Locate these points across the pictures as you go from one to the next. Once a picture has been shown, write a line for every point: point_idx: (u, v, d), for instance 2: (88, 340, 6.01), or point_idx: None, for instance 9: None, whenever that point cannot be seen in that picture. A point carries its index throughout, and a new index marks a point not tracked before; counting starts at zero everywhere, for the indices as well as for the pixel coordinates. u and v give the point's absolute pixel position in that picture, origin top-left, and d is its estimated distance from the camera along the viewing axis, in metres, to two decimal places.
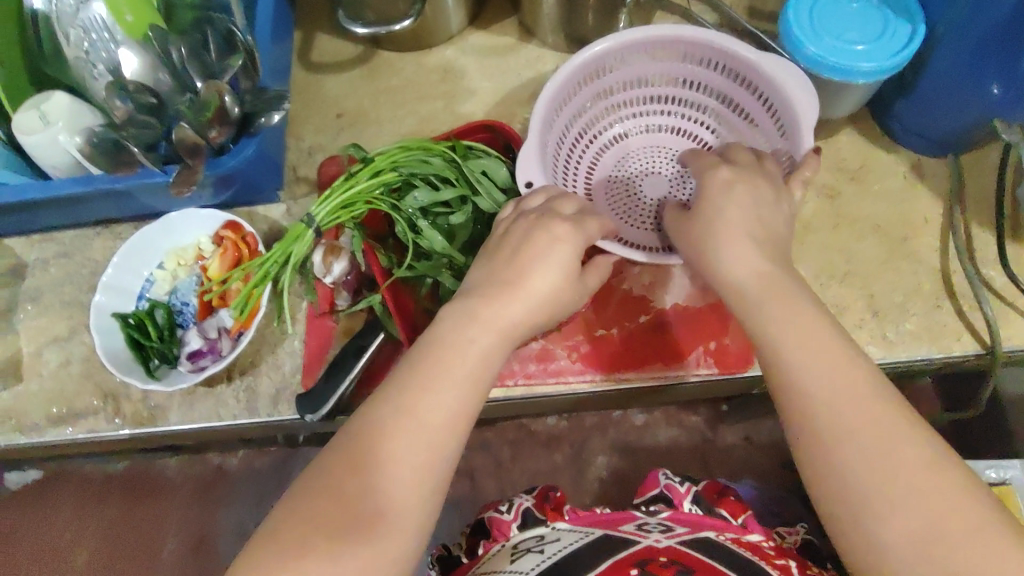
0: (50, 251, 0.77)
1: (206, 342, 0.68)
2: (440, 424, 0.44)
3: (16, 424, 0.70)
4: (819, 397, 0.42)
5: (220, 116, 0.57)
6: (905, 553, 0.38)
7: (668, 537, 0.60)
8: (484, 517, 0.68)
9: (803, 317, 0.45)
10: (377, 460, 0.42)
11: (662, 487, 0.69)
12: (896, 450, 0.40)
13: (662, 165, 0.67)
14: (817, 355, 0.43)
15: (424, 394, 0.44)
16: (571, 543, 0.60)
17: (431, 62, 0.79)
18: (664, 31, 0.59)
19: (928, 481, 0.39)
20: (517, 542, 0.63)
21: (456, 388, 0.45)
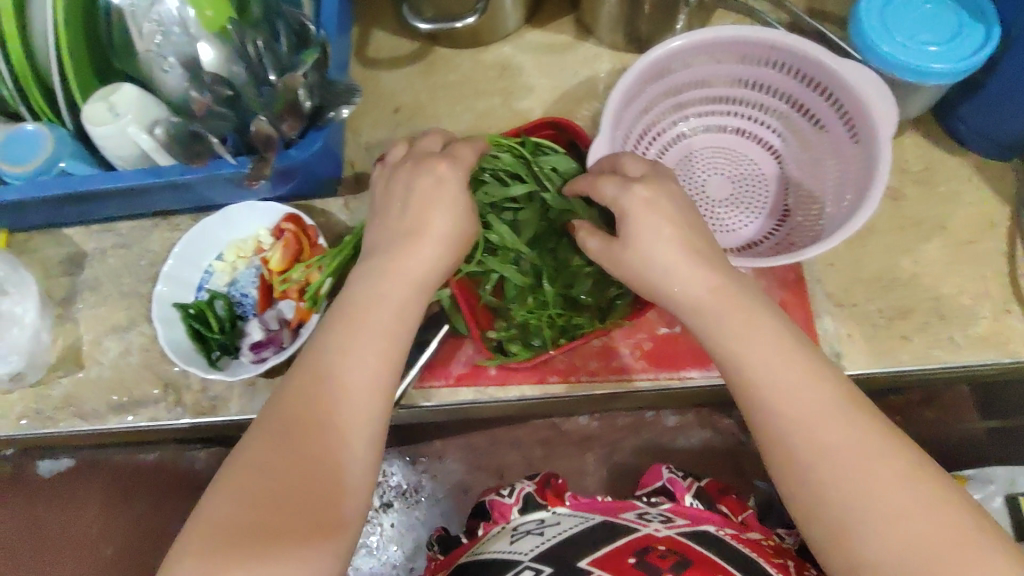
0: (108, 242, 0.78)
1: (267, 334, 0.70)
2: (369, 389, 0.49)
3: (75, 411, 0.71)
4: (794, 418, 0.46)
5: (292, 109, 0.59)
6: (891, 561, 0.42)
7: (667, 527, 0.65)
8: (487, 501, 0.75)
9: (767, 340, 0.48)
10: (315, 431, 0.48)
11: (665, 481, 0.77)
12: (867, 466, 0.44)
13: (723, 164, 0.70)
14: (787, 376, 0.47)
15: (349, 367, 0.49)
16: (570, 526, 0.66)
17: (489, 58, 0.80)
18: (740, 32, 0.60)
19: (904, 494, 0.43)
20: (518, 524, 0.70)
21: (374, 357, 0.50)
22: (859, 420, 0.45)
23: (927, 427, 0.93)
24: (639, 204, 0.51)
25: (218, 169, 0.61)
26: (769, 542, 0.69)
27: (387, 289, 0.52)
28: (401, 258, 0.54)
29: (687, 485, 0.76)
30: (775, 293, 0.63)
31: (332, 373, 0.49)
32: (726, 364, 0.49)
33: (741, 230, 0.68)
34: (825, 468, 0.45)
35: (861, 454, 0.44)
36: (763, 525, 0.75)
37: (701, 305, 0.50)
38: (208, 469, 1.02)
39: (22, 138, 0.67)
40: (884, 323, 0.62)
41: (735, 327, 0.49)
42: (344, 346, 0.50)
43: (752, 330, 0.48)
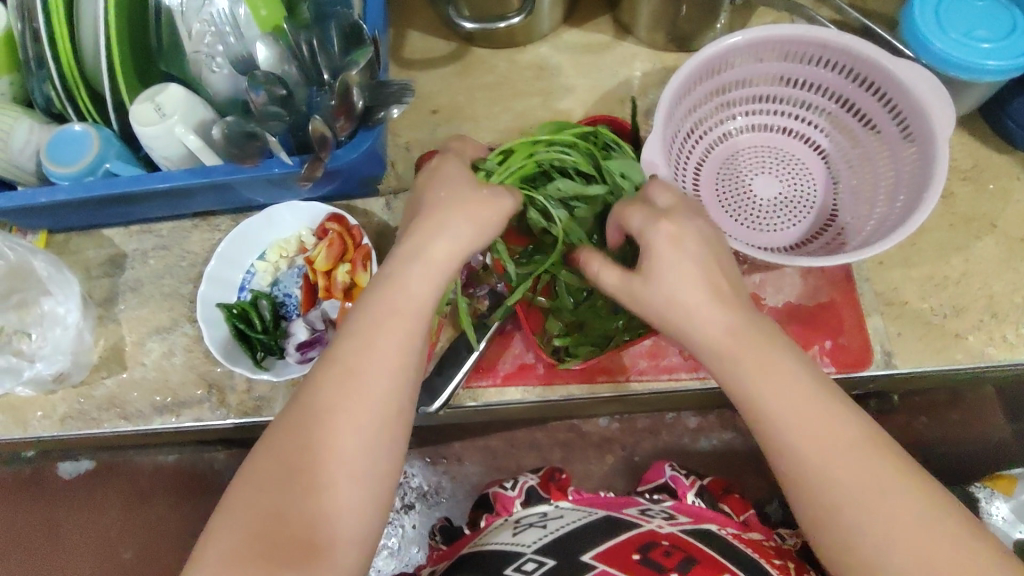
0: (148, 243, 0.78)
1: (313, 333, 0.69)
2: (377, 399, 0.46)
3: (120, 411, 0.71)
4: (817, 454, 0.44)
5: (346, 110, 0.59)
6: None
7: (671, 523, 0.65)
8: (492, 493, 0.77)
9: (785, 372, 0.45)
10: (313, 446, 0.45)
11: (668, 478, 0.80)
12: (891, 505, 0.42)
13: (770, 162, 0.71)
14: (807, 409, 0.44)
15: (353, 377, 0.46)
16: (574, 519, 0.66)
17: (526, 59, 0.80)
18: (794, 30, 0.62)
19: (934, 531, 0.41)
20: (521, 517, 0.70)
21: (380, 365, 0.47)
22: (883, 458, 0.43)
23: (952, 428, 0.92)
24: (662, 238, 0.48)
25: (269, 169, 0.62)
26: (769, 542, 0.69)
27: (386, 303, 0.48)
28: (414, 256, 0.50)
29: (690, 483, 0.78)
30: (824, 292, 0.66)
31: (327, 390, 0.46)
32: (743, 393, 0.46)
33: (788, 229, 0.69)
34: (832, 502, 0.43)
35: (887, 491, 0.42)
36: (764, 526, 0.76)
37: (717, 337, 0.47)
38: (228, 470, 1.03)
39: (69, 139, 0.67)
40: (937, 321, 0.65)
41: (753, 358, 0.46)
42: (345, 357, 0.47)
43: (772, 361, 0.46)
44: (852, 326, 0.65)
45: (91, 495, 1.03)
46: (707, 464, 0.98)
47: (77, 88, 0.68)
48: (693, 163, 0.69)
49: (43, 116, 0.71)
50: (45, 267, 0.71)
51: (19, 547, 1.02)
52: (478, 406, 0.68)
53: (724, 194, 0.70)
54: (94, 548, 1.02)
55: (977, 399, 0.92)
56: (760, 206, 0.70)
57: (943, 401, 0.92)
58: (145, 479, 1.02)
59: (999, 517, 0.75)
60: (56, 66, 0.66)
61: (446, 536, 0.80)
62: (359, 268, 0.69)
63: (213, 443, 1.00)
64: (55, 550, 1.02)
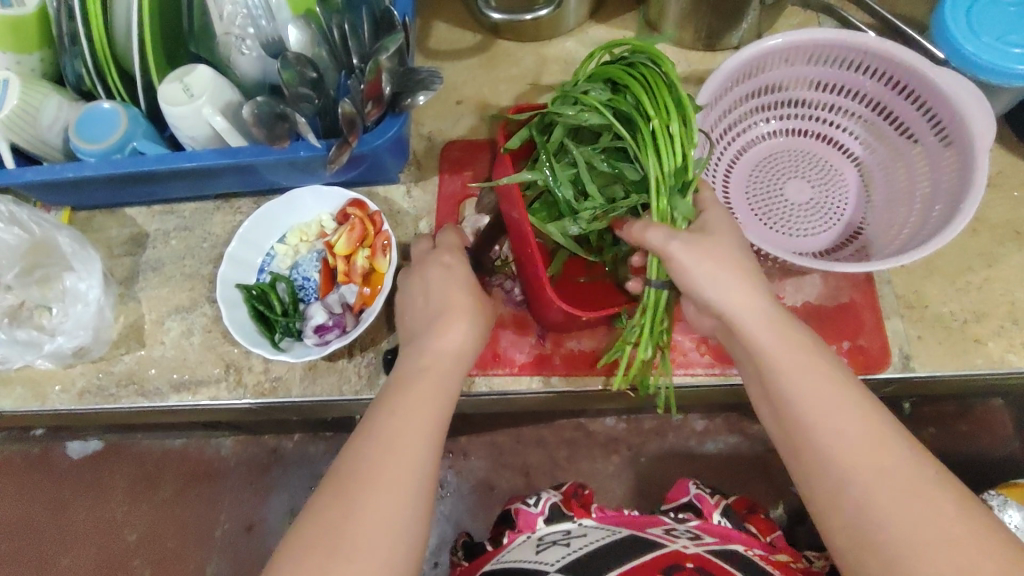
0: (170, 224, 0.78)
1: (330, 317, 0.69)
2: (415, 433, 0.49)
3: (138, 388, 0.71)
4: (827, 431, 0.46)
5: (376, 95, 0.60)
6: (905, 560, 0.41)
7: (696, 544, 0.65)
8: (512, 509, 0.74)
9: (806, 360, 0.48)
10: (363, 470, 0.47)
11: (692, 496, 0.77)
12: (902, 492, 0.43)
13: (805, 168, 0.72)
14: (825, 397, 0.47)
15: (396, 423, 0.50)
16: (597, 539, 0.66)
17: (552, 53, 0.80)
18: (836, 34, 0.63)
19: (919, 508, 0.42)
20: (544, 535, 0.70)
21: (420, 410, 0.50)
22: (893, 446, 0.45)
23: (958, 440, 0.92)
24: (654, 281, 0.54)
25: (295, 151, 0.62)
26: (797, 564, 0.70)
27: (422, 361, 0.54)
28: (439, 317, 0.56)
29: (715, 502, 0.76)
30: (845, 293, 0.66)
31: (377, 433, 0.49)
32: (775, 377, 0.48)
33: (818, 234, 0.70)
34: (839, 481, 0.45)
35: (896, 482, 0.43)
36: (790, 547, 0.75)
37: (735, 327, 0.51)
38: (234, 456, 1.04)
39: (98, 118, 0.68)
40: (958, 326, 0.65)
41: (782, 347, 0.49)
42: (394, 407, 0.51)
43: (796, 351, 0.49)
44: (872, 328, 0.65)
45: (96, 477, 1.03)
46: (710, 468, 0.98)
47: (108, 67, 0.69)
48: (725, 164, 0.71)
49: (73, 93, 0.72)
50: (69, 242, 0.72)
51: (26, 525, 1.03)
52: (492, 394, 0.69)
53: (754, 195, 0.71)
54: (98, 529, 1.02)
55: (986, 412, 0.92)
56: (792, 210, 0.71)
57: (951, 412, 0.93)
58: (152, 463, 1.03)
59: (1012, 524, 0.74)
60: (91, 52, 0.68)
61: (466, 550, 0.80)
62: (378, 254, 0.70)
63: (222, 430, 1.02)
64: (62, 530, 1.03)
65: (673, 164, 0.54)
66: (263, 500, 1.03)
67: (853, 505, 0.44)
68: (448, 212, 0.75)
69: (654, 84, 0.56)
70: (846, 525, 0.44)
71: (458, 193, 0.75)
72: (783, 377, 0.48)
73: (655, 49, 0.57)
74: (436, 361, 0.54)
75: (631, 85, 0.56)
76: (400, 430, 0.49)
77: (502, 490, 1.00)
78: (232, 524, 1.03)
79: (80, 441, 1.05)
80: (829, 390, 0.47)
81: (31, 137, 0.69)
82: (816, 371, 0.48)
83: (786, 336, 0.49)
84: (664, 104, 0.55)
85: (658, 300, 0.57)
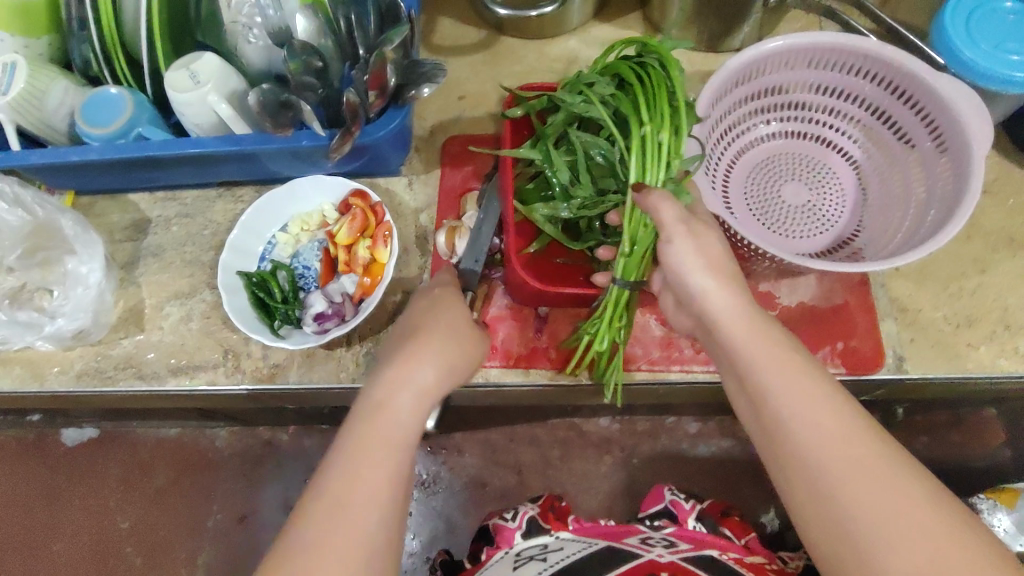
0: (172, 211, 0.79)
1: (330, 306, 0.69)
2: (394, 464, 0.47)
3: (136, 371, 0.72)
4: (798, 424, 0.46)
5: (380, 86, 0.60)
6: (879, 547, 0.41)
7: (670, 552, 0.66)
8: (490, 526, 0.76)
9: (778, 355, 0.49)
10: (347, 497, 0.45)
11: (668, 503, 0.80)
12: (873, 482, 0.43)
13: (802, 170, 0.73)
14: (796, 389, 0.47)
15: (374, 450, 0.47)
16: (574, 552, 0.67)
17: (556, 51, 0.81)
18: (837, 39, 0.63)
19: (891, 497, 0.42)
20: (521, 549, 0.70)
21: (400, 437, 0.49)
22: (864, 437, 0.45)
23: (950, 449, 0.93)
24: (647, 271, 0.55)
25: (299, 140, 0.63)
26: (771, 565, 0.70)
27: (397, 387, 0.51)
28: (416, 347, 0.53)
29: (690, 507, 0.79)
30: (838, 294, 0.67)
31: (355, 458, 0.47)
32: (749, 372, 0.49)
33: (814, 237, 0.71)
34: (813, 473, 0.45)
35: (866, 472, 0.43)
36: (767, 550, 0.75)
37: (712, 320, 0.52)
38: (228, 448, 1.05)
39: (103, 102, 0.68)
40: (950, 330, 0.65)
41: (753, 340, 0.50)
42: (372, 433, 0.48)
43: (767, 345, 0.49)
44: (864, 329, 0.65)
45: (91, 464, 1.04)
46: (704, 470, 0.99)
47: (115, 51, 0.69)
48: (724, 164, 0.71)
49: (80, 78, 0.73)
50: (72, 225, 0.72)
51: (20, 510, 1.03)
52: (489, 385, 0.69)
53: (751, 196, 0.72)
54: (90, 516, 1.03)
55: (979, 421, 0.92)
56: (789, 212, 0.71)
57: (944, 421, 0.94)
58: (146, 452, 1.04)
59: (1000, 528, 0.75)
60: (99, 37, 0.68)
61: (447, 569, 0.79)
62: (379, 244, 0.70)
63: (216, 421, 1.02)
64: (54, 516, 1.03)
65: (660, 166, 0.56)
66: (256, 491, 1.04)
67: (825, 496, 0.44)
68: (449, 206, 0.75)
69: (657, 86, 0.58)
70: (819, 516, 0.44)
71: (459, 187, 0.76)
72: (757, 371, 0.49)
73: (669, 51, 0.59)
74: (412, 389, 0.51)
75: (635, 82, 0.58)
76: (378, 455, 0.47)
77: (494, 487, 1.01)
78: (224, 514, 1.03)
79: (74, 428, 1.05)
80: (804, 384, 0.47)
81: (36, 119, 0.69)
82: (787, 363, 0.48)
83: (756, 333, 0.50)
84: (661, 106, 0.57)
85: (619, 298, 0.59)
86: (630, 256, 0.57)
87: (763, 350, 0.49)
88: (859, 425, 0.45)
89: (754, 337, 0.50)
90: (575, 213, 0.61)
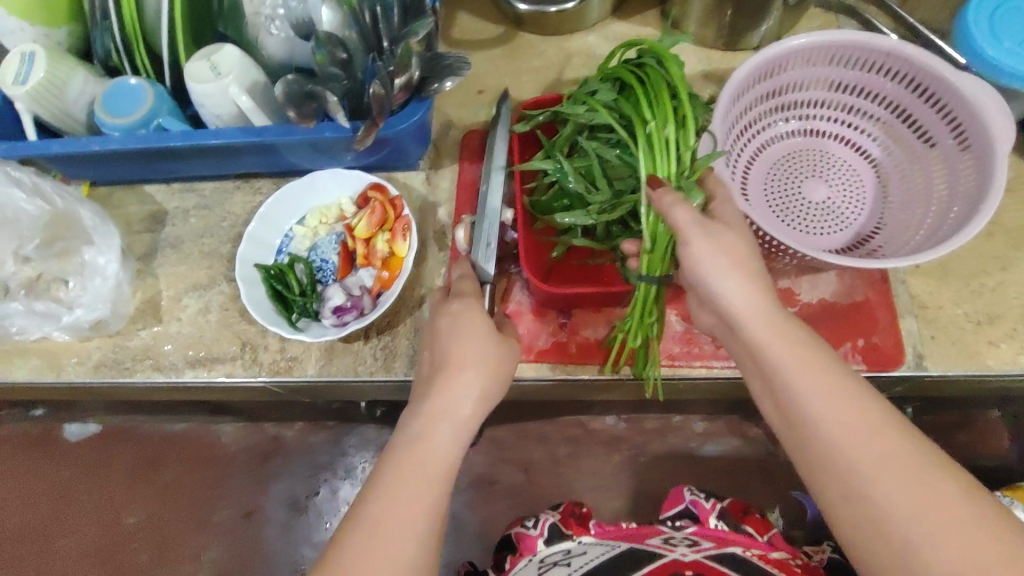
0: (190, 202, 0.79)
1: (348, 299, 0.69)
2: (429, 493, 0.49)
3: (154, 363, 0.72)
4: (823, 422, 0.46)
5: (405, 80, 0.60)
6: (911, 543, 0.42)
7: (694, 550, 0.66)
8: (512, 534, 0.76)
9: (797, 351, 0.49)
10: (381, 517, 0.47)
11: (688, 503, 0.78)
12: (900, 477, 0.43)
13: (822, 168, 0.73)
14: (818, 386, 0.47)
15: (410, 478, 0.49)
16: (597, 556, 0.68)
17: (574, 47, 0.81)
18: (860, 36, 0.63)
19: (919, 492, 0.43)
20: (545, 557, 0.71)
21: (437, 463, 0.50)
22: (889, 432, 0.45)
23: (960, 450, 0.93)
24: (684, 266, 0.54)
25: (321, 132, 0.64)
26: (796, 562, 0.70)
27: (437, 418, 0.52)
28: (456, 376, 0.53)
29: (710, 506, 0.77)
30: (859, 291, 0.67)
31: (390, 482, 0.49)
32: (770, 369, 0.49)
33: (834, 234, 0.71)
34: (844, 471, 0.45)
35: (895, 468, 0.44)
36: (787, 544, 0.75)
37: (731, 316, 0.51)
38: (237, 443, 1.04)
39: (124, 92, 0.68)
40: (971, 328, 0.65)
41: (773, 337, 0.49)
42: (407, 460, 0.50)
43: (786, 340, 0.49)
44: (886, 325, 0.65)
45: (98, 458, 1.04)
46: (714, 468, 0.99)
47: (137, 43, 0.69)
48: (743, 160, 0.71)
49: (100, 69, 0.73)
50: (91, 216, 0.72)
51: (27, 504, 1.03)
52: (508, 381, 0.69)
53: (771, 193, 0.72)
54: (96, 511, 1.02)
55: (987, 423, 0.93)
56: (808, 210, 0.71)
57: (953, 422, 0.94)
58: (153, 447, 1.03)
59: None
60: (121, 28, 0.68)
61: None
62: (399, 238, 0.70)
63: (224, 416, 1.02)
64: (62, 510, 1.03)
65: (670, 162, 0.56)
66: (264, 486, 1.04)
67: (855, 493, 0.44)
68: (468, 200, 0.75)
69: (655, 82, 0.58)
70: (850, 512, 0.45)
71: (478, 181, 0.76)
72: (778, 369, 0.49)
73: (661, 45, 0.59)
74: (450, 422, 0.52)
75: (632, 85, 0.59)
76: (413, 484, 0.49)
77: (503, 484, 1.01)
78: (231, 509, 1.03)
79: (77, 423, 1.05)
80: (828, 382, 0.47)
81: (55, 109, 0.69)
82: (807, 360, 0.48)
83: (775, 329, 0.50)
84: (662, 103, 0.57)
85: (647, 295, 0.59)
86: (651, 253, 0.57)
87: (783, 346, 0.49)
88: (883, 419, 0.45)
89: (776, 337, 0.49)
90: (598, 218, 0.59)
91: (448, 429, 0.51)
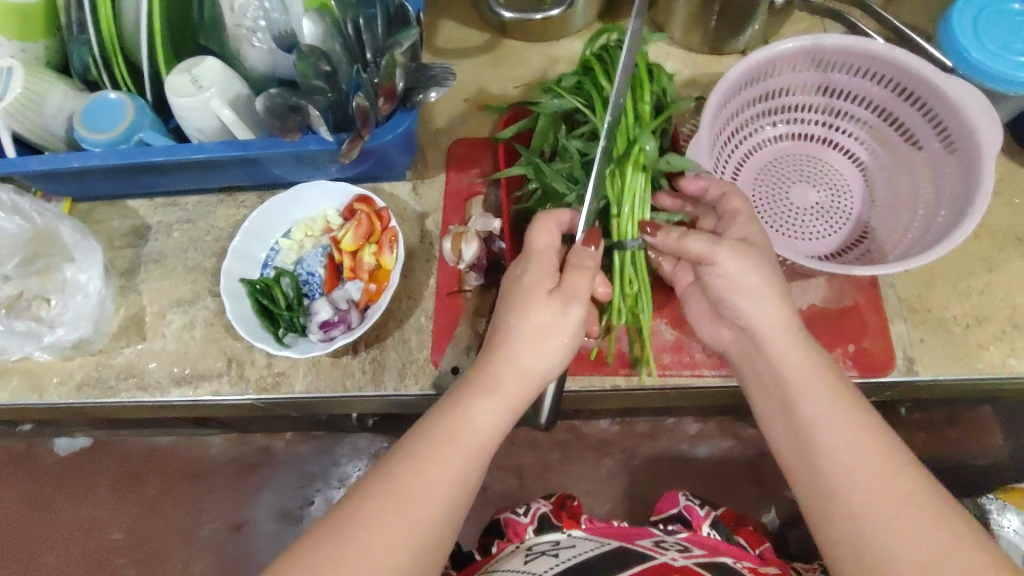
0: (172, 216, 0.78)
1: (336, 313, 0.69)
2: (440, 491, 0.48)
3: (138, 381, 0.71)
4: (830, 447, 0.48)
5: (390, 92, 0.60)
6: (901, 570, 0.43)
7: (685, 556, 0.66)
8: (501, 518, 0.76)
9: (817, 379, 0.50)
10: (404, 486, 0.47)
11: (681, 508, 0.78)
12: (897, 506, 0.44)
13: (810, 171, 0.73)
14: (828, 414, 0.49)
15: (428, 462, 0.48)
16: (584, 550, 0.66)
17: (559, 53, 0.80)
18: (844, 40, 0.63)
19: (915, 524, 0.44)
20: (533, 544, 0.70)
21: (458, 452, 0.49)
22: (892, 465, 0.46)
23: (950, 446, 0.93)
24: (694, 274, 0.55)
25: (307, 145, 0.63)
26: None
27: (487, 399, 0.51)
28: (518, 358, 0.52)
29: (705, 514, 0.76)
30: (849, 296, 0.67)
31: (410, 466, 0.48)
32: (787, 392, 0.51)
33: (824, 238, 0.71)
34: (842, 498, 0.46)
35: (892, 495, 0.45)
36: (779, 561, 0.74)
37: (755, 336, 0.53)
38: (223, 455, 1.03)
39: (104, 107, 0.67)
40: (960, 330, 0.65)
41: (797, 363, 0.51)
42: (440, 442, 0.49)
43: (809, 369, 0.51)
44: (876, 329, 0.65)
45: (82, 475, 1.02)
46: (706, 471, 0.98)
47: (116, 57, 0.68)
48: (732, 165, 0.71)
49: (79, 83, 0.72)
50: (71, 232, 0.71)
51: (10, 523, 1.01)
52: None
53: (760, 198, 0.71)
54: (81, 528, 1.01)
55: (976, 419, 0.93)
56: (797, 214, 0.71)
57: (942, 419, 0.94)
58: (137, 462, 1.02)
59: (1009, 528, 0.74)
60: (99, 41, 0.67)
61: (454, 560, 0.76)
62: (385, 251, 0.70)
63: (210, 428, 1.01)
64: (46, 528, 1.01)
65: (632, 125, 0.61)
66: (250, 499, 1.02)
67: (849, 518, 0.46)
68: (455, 210, 0.75)
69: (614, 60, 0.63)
70: (842, 535, 0.46)
71: (465, 190, 0.75)
72: (794, 393, 0.50)
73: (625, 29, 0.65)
74: (493, 403, 0.51)
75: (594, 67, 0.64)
76: (436, 476, 0.48)
77: (494, 492, 1.00)
78: (216, 524, 1.02)
79: (64, 437, 1.03)
80: (834, 401, 0.49)
81: (34, 126, 0.68)
82: (824, 387, 0.50)
83: (799, 357, 0.52)
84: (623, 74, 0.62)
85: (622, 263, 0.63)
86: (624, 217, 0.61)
87: (801, 372, 0.51)
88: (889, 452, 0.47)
89: (796, 363, 0.51)
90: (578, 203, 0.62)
91: (486, 410, 0.51)
